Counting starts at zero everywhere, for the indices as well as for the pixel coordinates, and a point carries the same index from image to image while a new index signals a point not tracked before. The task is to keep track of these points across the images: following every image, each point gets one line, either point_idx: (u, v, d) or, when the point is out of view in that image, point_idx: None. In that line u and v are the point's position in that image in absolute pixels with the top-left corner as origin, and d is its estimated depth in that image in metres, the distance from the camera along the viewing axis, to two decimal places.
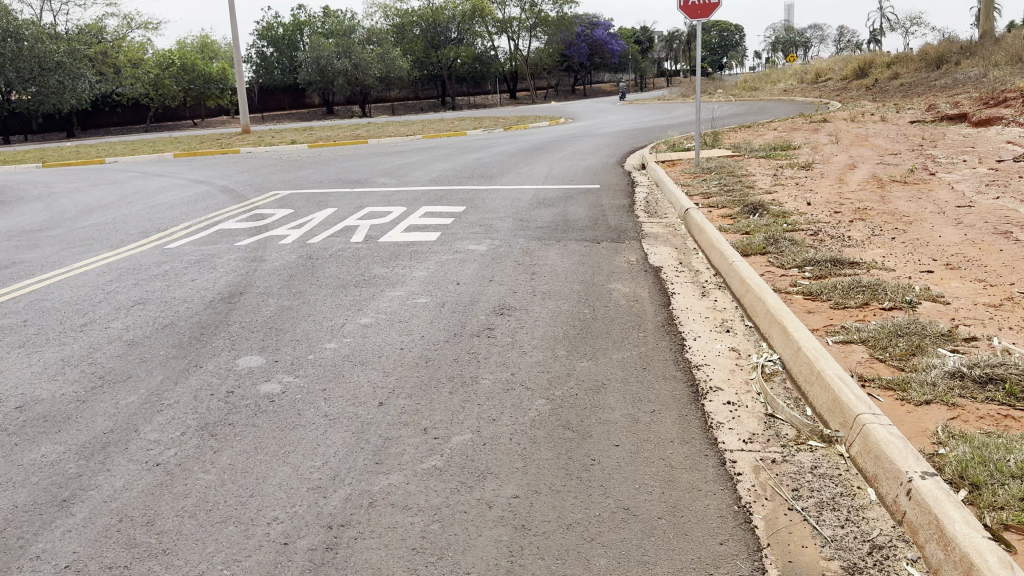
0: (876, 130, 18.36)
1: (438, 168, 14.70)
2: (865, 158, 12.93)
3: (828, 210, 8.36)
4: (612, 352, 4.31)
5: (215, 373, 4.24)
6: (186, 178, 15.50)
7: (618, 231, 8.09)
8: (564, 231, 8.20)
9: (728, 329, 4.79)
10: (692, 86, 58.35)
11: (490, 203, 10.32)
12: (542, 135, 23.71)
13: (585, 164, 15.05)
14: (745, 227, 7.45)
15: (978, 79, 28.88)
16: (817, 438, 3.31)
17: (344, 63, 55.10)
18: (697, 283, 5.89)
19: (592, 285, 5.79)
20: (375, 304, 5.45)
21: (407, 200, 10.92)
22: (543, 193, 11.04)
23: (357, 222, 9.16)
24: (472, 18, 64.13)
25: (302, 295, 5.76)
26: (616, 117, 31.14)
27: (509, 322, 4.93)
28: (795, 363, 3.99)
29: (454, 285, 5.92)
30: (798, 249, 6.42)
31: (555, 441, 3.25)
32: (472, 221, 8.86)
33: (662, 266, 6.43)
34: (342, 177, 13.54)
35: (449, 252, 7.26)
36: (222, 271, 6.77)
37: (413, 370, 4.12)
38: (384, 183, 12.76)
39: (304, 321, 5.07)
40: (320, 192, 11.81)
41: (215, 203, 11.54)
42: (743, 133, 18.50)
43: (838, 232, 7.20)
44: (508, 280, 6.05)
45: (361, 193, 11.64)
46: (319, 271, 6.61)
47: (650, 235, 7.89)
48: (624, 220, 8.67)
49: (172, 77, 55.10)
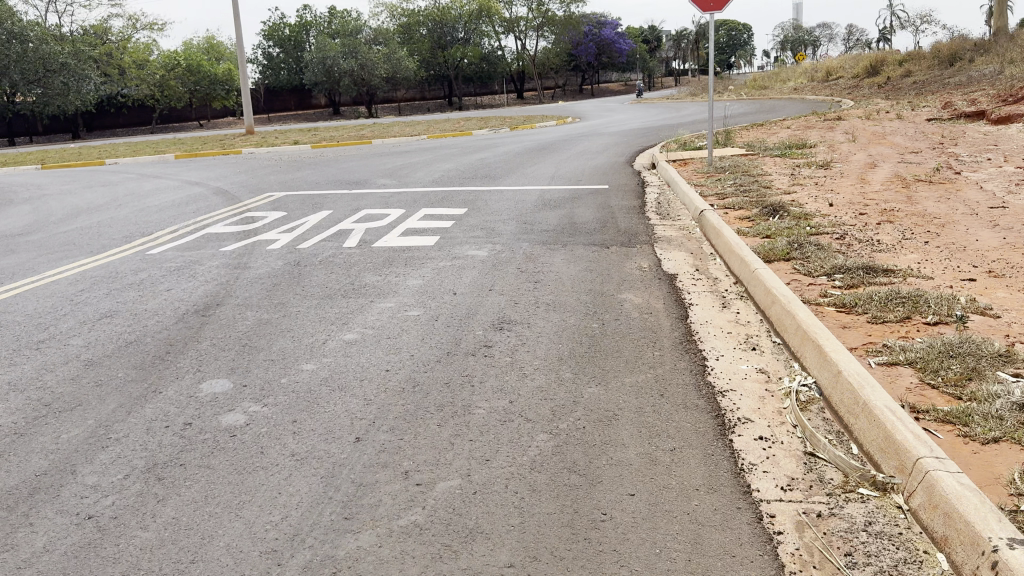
0: (894, 127, 17.77)
1: (440, 168, 14.22)
2: (885, 156, 12.36)
3: (852, 211, 7.81)
4: (624, 374, 3.81)
5: (175, 400, 3.77)
6: (181, 179, 15.08)
7: (628, 234, 7.59)
8: (570, 234, 7.70)
9: (754, 347, 4.27)
10: (701, 85, 57.75)
11: (493, 205, 9.83)
12: (548, 135, 23.22)
13: (592, 164, 14.54)
14: (765, 230, 6.92)
15: (994, 77, 28.17)
16: (868, 485, 2.78)
17: (349, 64, 54.74)
18: (717, 292, 5.36)
19: (601, 296, 5.29)
20: (362, 317, 4.97)
21: (406, 201, 10.44)
22: (549, 194, 10.54)
23: (351, 225, 8.69)
24: (479, 18, 63.73)
25: (283, 307, 5.28)
26: (624, 116, 30.59)
27: (507, 339, 4.43)
28: (835, 390, 3.46)
29: (449, 296, 5.42)
30: (826, 254, 5.88)
31: (558, 491, 2.75)
32: (472, 224, 8.37)
33: (677, 274, 5.91)
34: (342, 178, 13.07)
35: (447, 258, 6.77)
36: (202, 279, 6.30)
37: (397, 396, 3.63)
38: (384, 184, 12.29)
39: (282, 338, 4.59)
40: (316, 194, 11.35)
41: (207, 206, 11.09)
42: (755, 131, 17.94)
43: (865, 236, 6.66)
44: (509, 289, 5.55)
45: (359, 195, 11.15)
46: (306, 279, 6.13)
47: (662, 239, 7.37)
48: (634, 223, 8.16)
49: (178, 78, 54.89)
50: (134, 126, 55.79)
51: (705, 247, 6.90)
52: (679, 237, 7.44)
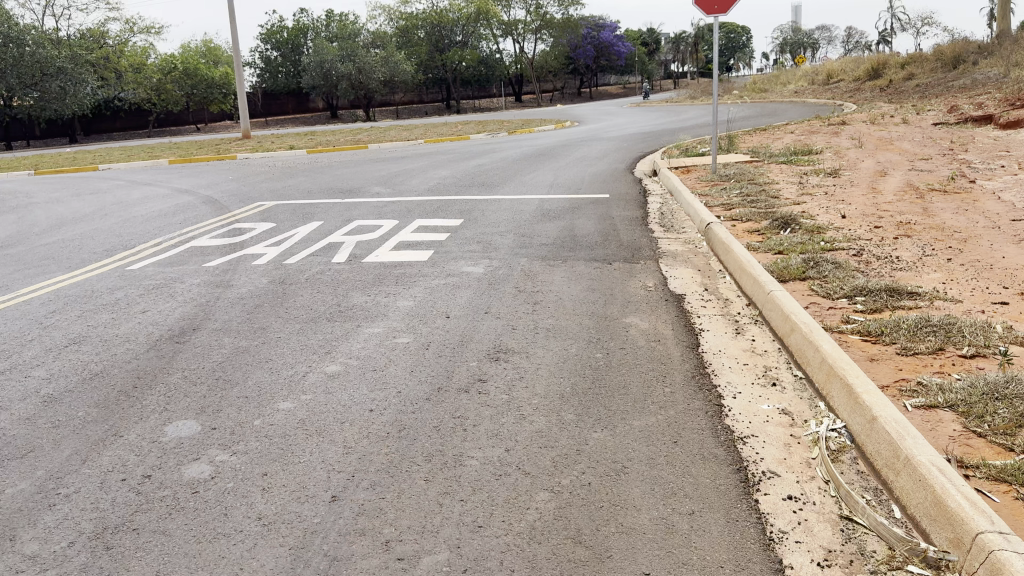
0: (900, 133, 17.44)
1: (437, 175, 13.86)
2: (895, 163, 12.02)
3: (866, 224, 7.47)
4: (633, 415, 3.45)
5: (136, 445, 3.40)
6: (171, 187, 14.73)
7: (631, 249, 7.23)
8: (570, 248, 7.34)
9: (774, 381, 3.92)
10: (701, 88, 57.53)
11: (491, 215, 9.47)
12: (548, 139, 22.88)
13: (592, 171, 14.19)
14: (777, 245, 6.57)
15: (999, 81, 27.88)
16: (917, 561, 2.43)
17: (348, 67, 54.48)
18: (729, 316, 5.01)
19: (605, 320, 4.93)
20: (347, 344, 4.61)
21: (400, 211, 10.08)
22: (548, 204, 10.19)
23: (342, 238, 8.33)
24: (477, 21, 63.42)
25: (264, 332, 4.92)
26: (624, 120, 30.27)
27: (504, 372, 4.06)
28: (870, 439, 3.11)
29: (443, 320, 5.06)
30: (844, 274, 5.53)
31: (562, 568, 2.39)
32: (469, 237, 8.02)
33: (686, 294, 5.55)
34: (336, 186, 12.73)
35: (441, 275, 6.41)
36: (181, 300, 5.93)
37: (380, 442, 3.26)
38: (378, 192, 11.94)
39: (259, 369, 4.23)
40: (308, 203, 10.99)
41: (195, 216, 10.72)
42: (758, 137, 17.60)
43: (884, 252, 6.31)
44: (507, 312, 5.19)
45: (352, 205, 10.79)
46: (291, 299, 5.77)
47: (667, 254, 7.02)
48: (638, 236, 7.81)
49: (176, 81, 54.63)
50: (131, 130, 55.49)
51: (713, 264, 6.55)
52: (685, 251, 7.09)
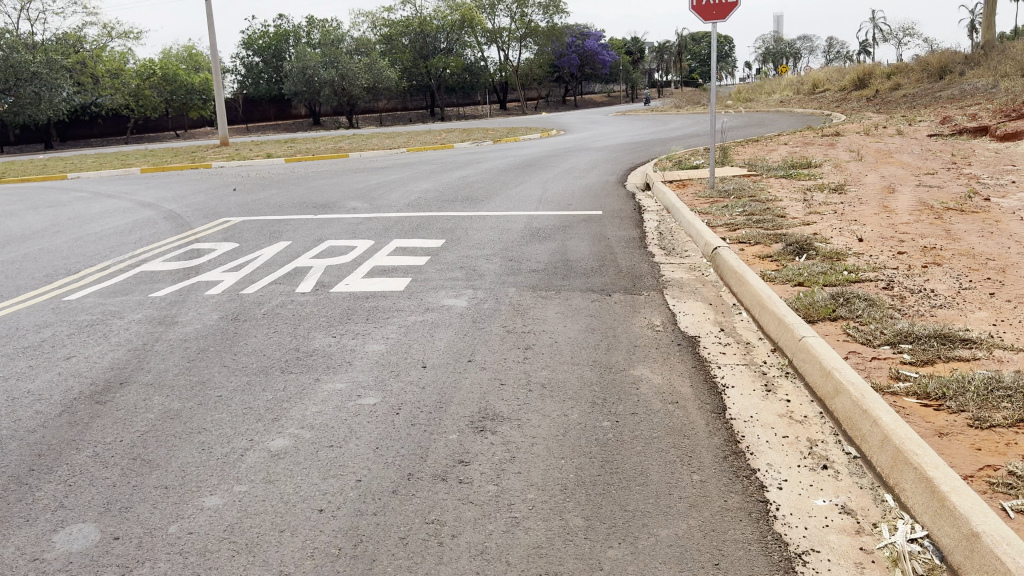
0: (898, 144, 16.88)
1: (418, 188, 13.11)
2: (901, 178, 11.39)
3: (888, 250, 6.78)
4: (658, 521, 2.71)
5: (10, 566, 2.61)
6: (135, 200, 13.84)
7: (631, 277, 6.50)
8: (563, 275, 6.60)
9: (824, 464, 3.19)
10: (686, 97, 57.31)
11: (475, 235, 8.71)
12: (534, 149, 22.21)
13: (582, 184, 13.49)
14: (796, 275, 5.87)
15: (988, 91, 27.63)
16: None
17: (330, 74, 53.71)
18: (754, 367, 4.28)
19: (609, 372, 4.17)
20: (300, 407, 3.83)
21: (376, 229, 9.31)
22: (536, 222, 9.47)
23: (309, 261, 7.55)
24: (461, 28, 62.69)
25: (203, 392, 4.13)
26: (610, 129, 29.69)
27: (490, 448, 3.30)
28: (971, 563, 2.38)
29: (418, 370, 4.29)
30: (881, 313, 4.82)
31: None
32: (450, 262, 7.25)
33: (700, 335, 4.82)
34: (310, 200, 11.93)
35: (419, 310, 5.64)
36: (115, 342, 5.13)
37: (329, 566, 2.49)
38: (354, 207, 11.14)
39: (188, 446, 3.45)
40: (277, 220, 10.18)
41: (153, 234, 9.87)
42: (752, 148, 17.01)
43: (916, 284, 5.61)
44: (493, 361, 4.42)
45: (324, 222, 9.99)
46: (243, 344, 4.97)
47: (672, 283, 6.29)
48: (637, 261, 7.09)
49: (154, 87, 53.60)
50: (109, 137, 54.40)
51: (724, 295, 5.83)
52: (692, 280, 6.37)
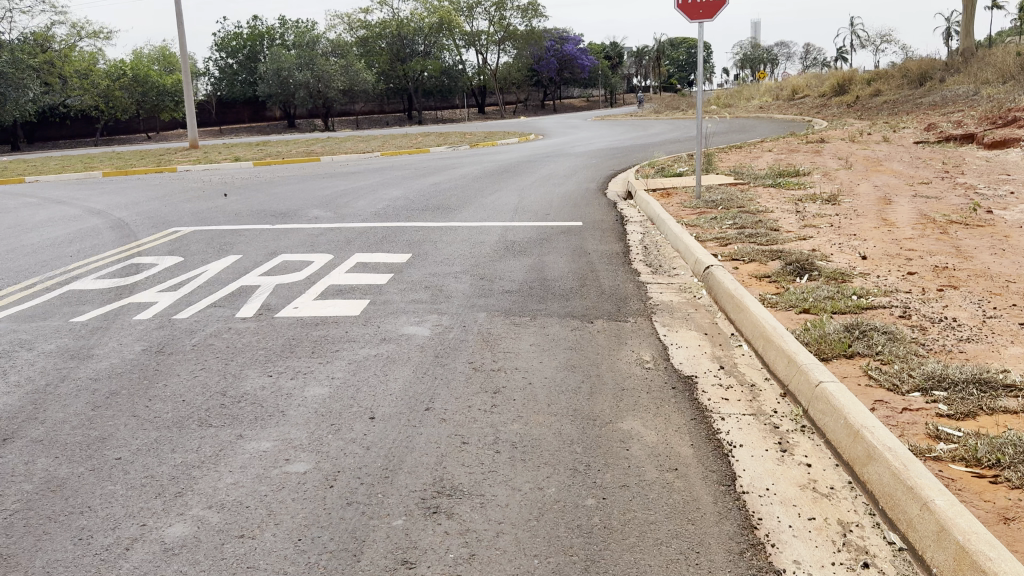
0: (885, 152, 16.45)
1: (388, 195, 12.39)
2: (895, 189, 10.88)
3: (896, 270, 6.18)
4: None
5: None
6: (84, 206, 12.97)
7: (614, 300, 5.84)
8: (539, 296, 5.93)
9: (864, 561, 2.54)
10: (666, 102, 57.11)
11: (444, 248, 8.02)
12: (512, 154, 21.56)
13: (561, 191, 12.85)
14: (800, 300, 5.24)
15: (969, 98, 27.45)
16: None
17: (305, 75, 52.81)
18: (764, 419, 3.62)
19: (590, 424, 3.50)
20: (214, 479, 3.13)
21: (338, 241, 8.58)
22: (512, 234, 8.79)
23: (258, 278, 6.81)
24: (440, 31, 61.97)
25: (98, 455, 3.40)
26: (588, 134, 29.15)
27: (442, 540, 2.60)
28: None
29: (363, 421, 3.59)
30: (904, 351, 4.18)
31: None
32: (414, 280, 6.55)
33: (698, 375, 4.16)
34: (271, 208, 11.16)
35: (373, 340, 4.92)
36: (13, 383, 4.37)
37: None
38: (316, 216, 10.41)
39: (62, 539, 2.74)
40: (231, 231, 9.41)
41: (94, 247, 9.06)
42: (737, 155, 16.49)
43: (934, 311, 5.01)
44: (453, 407, 3.74)
45: (282, 233, 9.24)
46: (161, 386, 4.23)
47: (662, 307, 5.63)
48: (621, 280, 6.44)
49: (125, 88, 52.40)
50: (78, 138, 53.07)
51: (720, 323, 5.19)
52: (682, 303, 5.73)
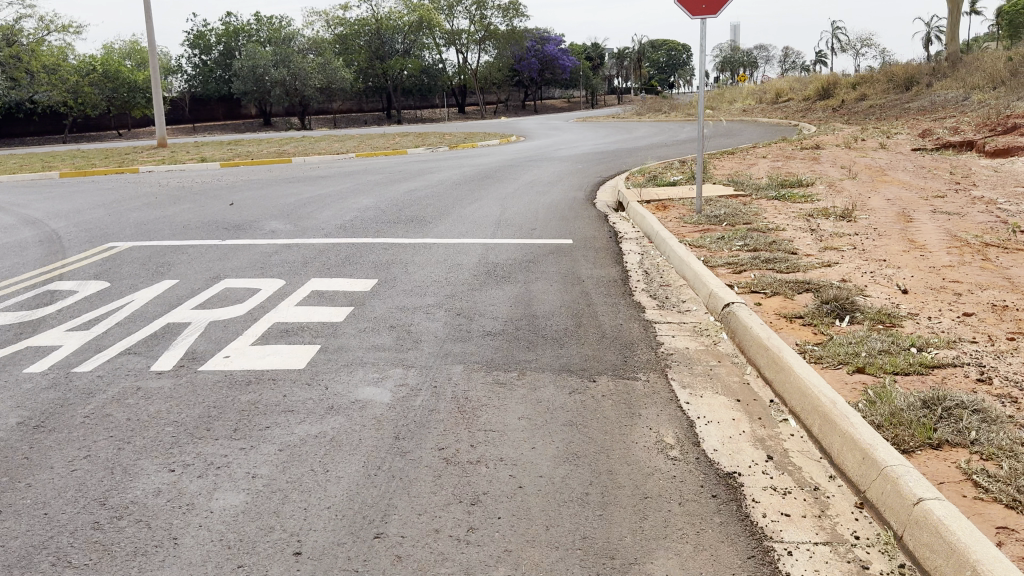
0: (887, 160, 15.68)
1: (357, 204, 11.28)
2: (911, 203, 10.02)
3: (949, 309, 5.25)
4: None
5: None
6: (20, 213, 11.75)
7: (617, 346, 4.82)
8: (527, 341, 4.91)
9: None
10: (648, 104, 56.37)
11: (416, 272, 6.96)
12: (494, 157, 20.55)
13: (547, 201, 11.85)
14: (849, 356, 4.27)
15: (961, 103, 26.96)
16: None
17: (281, 73, 51.34)
18: (844, 553, 2.65)
19: (605, 569, 2.49)
20: None
21: (294, 261, 7.50)
22: (493, 254, 7.77)
23: (190, 313, 5.71)
24: (420, 30, 60.75)
25: None
26: (572, 136, 28.26)
27: None
28: None
29: (284, 563, 2.56)
30: (1007, 439, 3.22)
31: None
32: (377, 317, 5.49)
33: (743, 473, 3.17)
34: (225, 219, 10.03)
35: (316, 408, 3.85)
36: None
37: None
38: (275, 228, 9.31)
39: None
40: (173, 249, 8.28)
41: (13, 265, 7.89)
42: (731, 162, 15.62)
43: (1018, 371, 4.04)
44: (413, 534, 2.70)
45: (232, 251, 8.15)
46: (20, 488, 3.14)
47: (677, 357, 4.64)
48: (624, 318, 5.44)
49: (94, 84, 50.71)
50: (44, 135, 51.18)
51: (751, 383, 4.21)
52: (701, 352, 4.73)
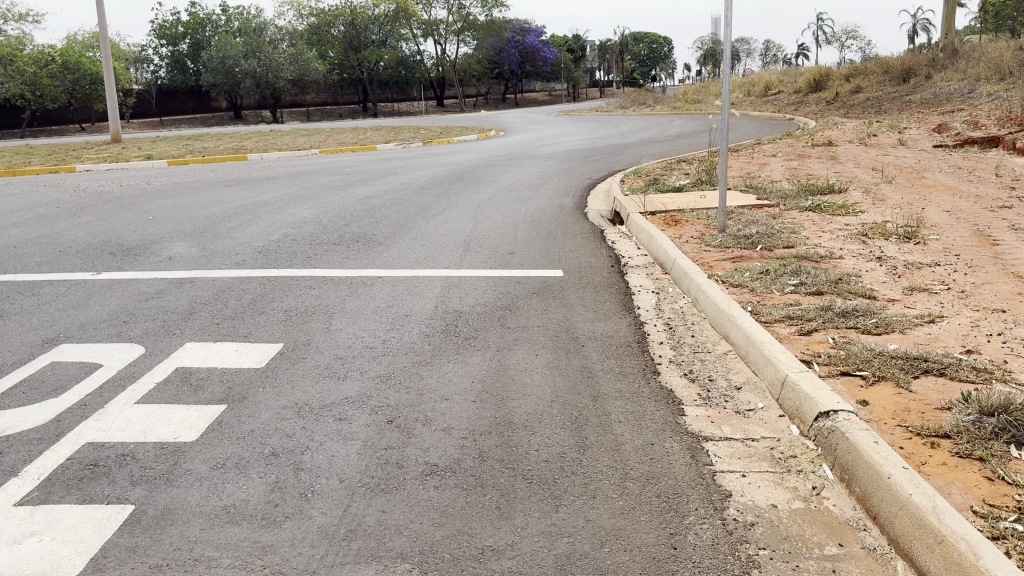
0: (915, 159, 13.84)
1: (295, 217, 9.12)
2: (980, 216, 8.12)
3: None
4: None
5: None
6: None
7: (653, 503, 2.79)
8: (495, 493, 2.84)
9: None
10: (631, 97, 54.46)
11: (343, 329, 4.89)
12: (470, 154, 18.49)
13: (529, 211, 9.81)
14: None
15: (968, 95, 25.36)
16: None
17: (251, 64, 48.59)
18: None
19: None
20: None
21: (180, 309, 5.39)
22: (455, 294, 5.72)
23: None
24: (397, 20, 58.48)
25: None
26: (556, 131, 26.28)
27: None
28: None
29: None
30: None
31: None
32: (257, 430, 3.41)
33: None
34: (121, 241, 7.86)
35: None
36: None
37: None
38: (180, 253, 7.18)
39: None
40: (26, 288, 6.11)
41: None
42: (739, 162, 13.68)
43: None
44: None
45: (105, 290, 6.02)
46: None
47: (765, 539, 2.59)
48: (653, 430, 3.39)
49: (53, 75, 47.52)
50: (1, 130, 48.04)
51: None
52: (801, 521, 2.70)
